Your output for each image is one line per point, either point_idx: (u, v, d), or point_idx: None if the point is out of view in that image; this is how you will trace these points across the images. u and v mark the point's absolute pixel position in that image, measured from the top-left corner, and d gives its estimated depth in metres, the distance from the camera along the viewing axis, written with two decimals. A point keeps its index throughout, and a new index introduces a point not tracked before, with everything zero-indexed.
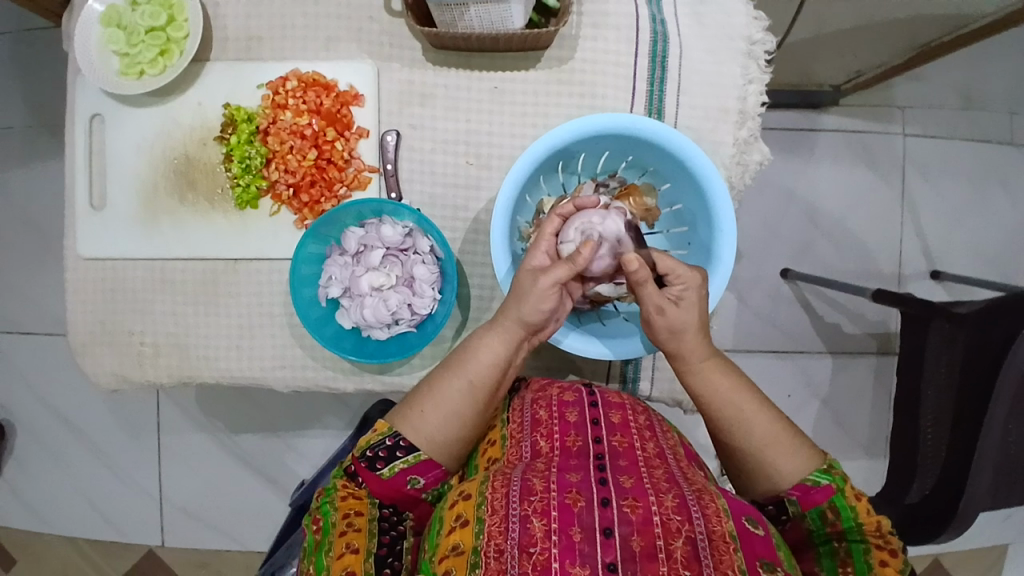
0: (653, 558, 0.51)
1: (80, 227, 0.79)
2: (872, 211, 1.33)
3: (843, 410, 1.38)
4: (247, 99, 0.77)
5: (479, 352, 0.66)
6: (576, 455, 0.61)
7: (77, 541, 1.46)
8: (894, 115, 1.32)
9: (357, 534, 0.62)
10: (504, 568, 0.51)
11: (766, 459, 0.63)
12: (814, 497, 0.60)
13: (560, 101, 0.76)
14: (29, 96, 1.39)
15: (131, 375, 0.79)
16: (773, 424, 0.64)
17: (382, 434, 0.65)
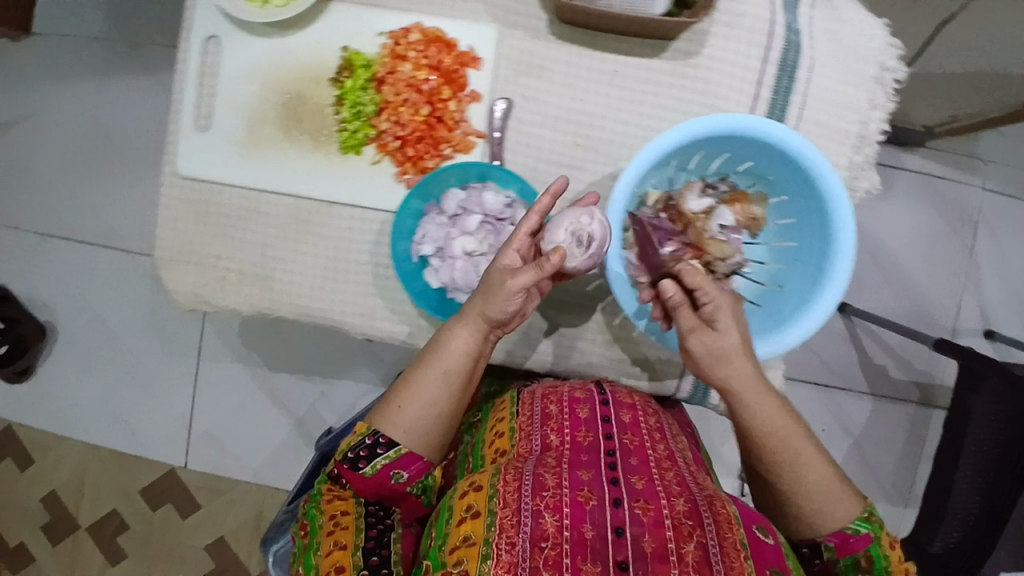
0: (663, 560, 0.55)
1: (182, 146, 0.79)
2: (940, 261, 1.30)
3: (875, 451, 1.37)
4: (364, 44, 0.76)
5: (449, 345, 0.69)
6: (587, 450, 0.64)
7: (100, 451, 1.45)
8: (975, 167, 1.29)
9: (344, 531, 0.67)
10: (516, 560, 0.55)
11: (811, 505, 0.64)
12: (853, 546, 0.63)
13: (678, 95, 0.74)
14: None
15: (211, 297, 0.81)
16: (818, 463, 0.64)
17: (361, 434, 0.68)
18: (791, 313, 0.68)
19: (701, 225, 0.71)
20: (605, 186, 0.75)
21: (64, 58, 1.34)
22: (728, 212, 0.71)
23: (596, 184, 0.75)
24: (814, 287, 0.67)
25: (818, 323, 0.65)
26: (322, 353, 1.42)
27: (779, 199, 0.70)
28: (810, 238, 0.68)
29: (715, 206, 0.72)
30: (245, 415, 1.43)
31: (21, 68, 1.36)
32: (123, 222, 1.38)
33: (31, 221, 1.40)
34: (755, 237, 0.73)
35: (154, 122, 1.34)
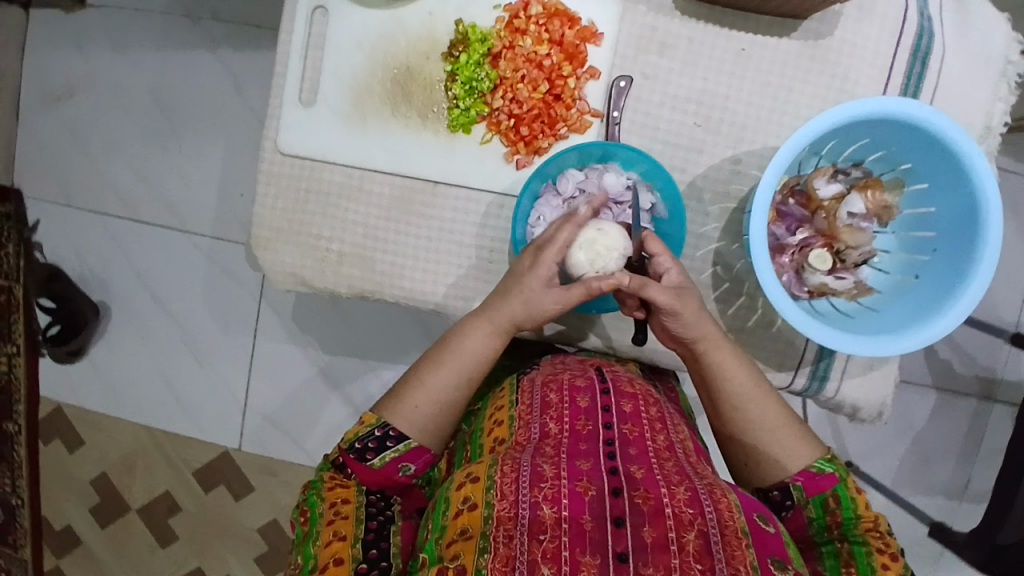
0: (665, 549, 0.51)
1: (285, 119, 0.77)
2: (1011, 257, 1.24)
3: (947, 455, 1.29)
4: (481, 19, 0.74)
5: (468, 344, 0.70)
6: (586, 438, 0.60)
7: (153, 429, 1.38)
8: None
9: (345, 521, 0.62)
10: (513, 554, 0.51)
11: (779, 450, 0.66)
12: (817, 483, 0.64)
13: (807, 77, 0.73)
14: None
15: (311, 279, 0.78)
16: (780, 414, 0.68)
17: (369, 425, 0.67)
18: (929, 305, 0.66)
19: (831, 211, 0.70)
20: (724, 169, 0.74)
21: (126, 28, 1.32)
22: (859, 199, 0.70)
23: (714, 167, 0.74)
24: (957, 281, 0.64)
25: (961, 318, 0.63)
26: (382, 339, 1.32)
27: (916, 187, 0.69)
28: (948, 231, 0.67)
29: (846, 192, 0.70)
30: (300, 401, 1.34)
31: (82, 38, 1.33)
32: (181, 196, 1.33)
33: (84, 193, 1.36)
34: (885, 226, 0.71)
35: (216, 95, 1.30)
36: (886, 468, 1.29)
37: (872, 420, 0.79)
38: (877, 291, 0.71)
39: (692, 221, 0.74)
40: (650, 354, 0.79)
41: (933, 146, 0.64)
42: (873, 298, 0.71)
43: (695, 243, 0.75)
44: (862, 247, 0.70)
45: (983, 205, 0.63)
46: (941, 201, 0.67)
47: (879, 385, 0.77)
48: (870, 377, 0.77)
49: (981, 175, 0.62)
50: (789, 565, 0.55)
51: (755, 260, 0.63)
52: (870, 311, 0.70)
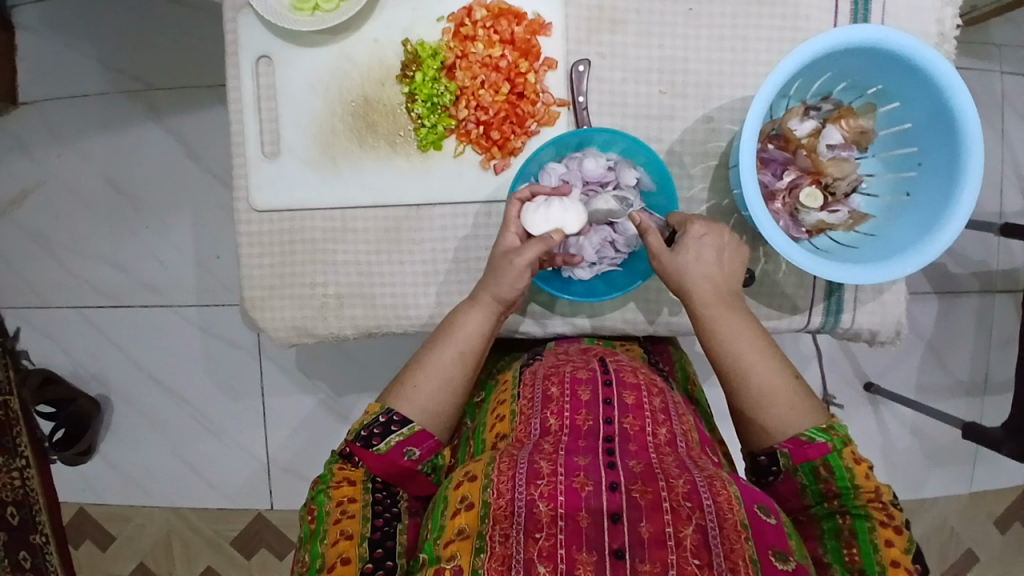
0: (662, 545, 0.52)
1: (253, 176, 0.75)
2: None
3: (960, 356, 1.31)
4: (426, 34, 0.73)
5: (463, 324, 0.70)
6: (586, 435, 0.60)
7: (182, 510, 1.35)
8: (993, 52, 1.23)
9: (351, 520, 0.63)
10: (511, 552, 0.52)
11: (772, 414, 0.65)
12: (805, 452, 0.63)
13: (760, 23, 0.73)
14: (81, 46, 1.26)
15: (314, 328, 0.77)
16: (778, 376, 0.66)
17: (375, 412, 0.66)
18: (926, 220, 0.67)
19: (811, 147, 0.70)
20: (699, 130, 0.74)
21: (62, 117, 1.28)
22: (835, 130, 0.70)
23: (689, 130, 0.74)
24: (948, 193, 0.65)
25: (958, 229, 0.64)
26: (388, 368, 1.31)
27: (890, 107, 0.69)
28: (931, 148, 0.67)
29: (821, 126, 0.70)
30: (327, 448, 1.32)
31: (20, 136, 1.29)
32: (157, 274, 1.30)
33: (58, 293, 1.32)
34: (866, 151, 0.72)
35: (170, 166, 1.27)
36: (908, 381, 1.31)
37: (891, 342, 0.80)
38: (872, 217, 0.72)
39: (678, 188, 0.74)
40: (666, 326, 0.80)
41: (902, 67, 0.65)
42: (870, 225, 0.72)
43: (686, 209, 0.75)
44: (850, 177, 0.69)
45: (962, 125, 0.63)
46: (918, 119, 0.67)
47: (893, 307, 0.77)
48: (883, 302, 0.77)
49: (957, 88, 0.62)
50: (790, 556, 0.55)
51: (753, 215, 0.63)
52: (869, 237, 0.71)
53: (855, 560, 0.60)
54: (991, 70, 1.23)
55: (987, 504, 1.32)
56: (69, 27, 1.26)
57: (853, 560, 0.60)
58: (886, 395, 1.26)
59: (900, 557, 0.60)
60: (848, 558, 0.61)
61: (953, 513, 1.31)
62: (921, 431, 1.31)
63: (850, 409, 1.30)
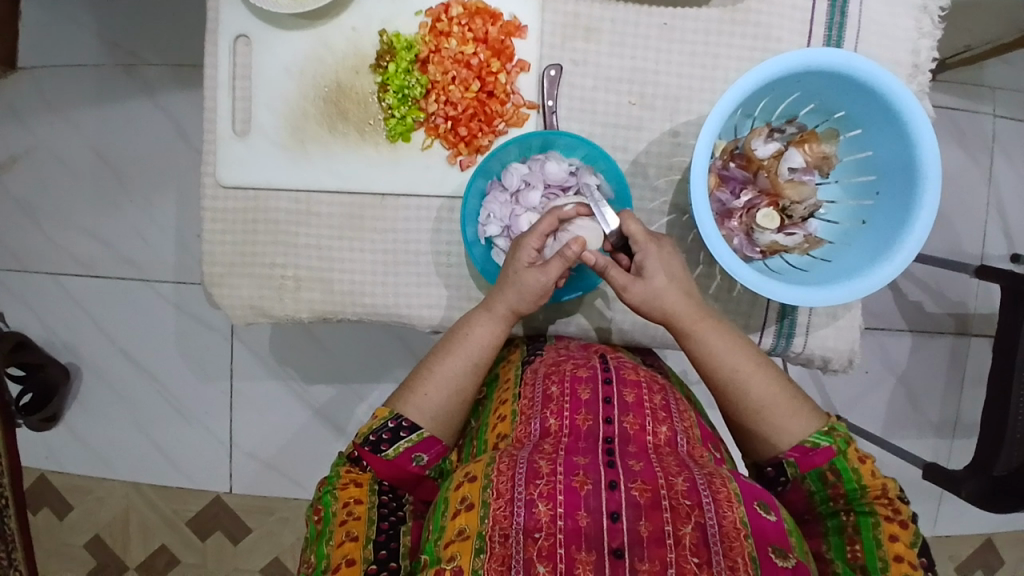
0: (661, 543, 0.52)
1: (222, 153, 0.76)
2: (956, 197, 1.25)
3: (931, 395, 1.31)
4: (403, 27, 0.74)
5: (474, 333, 0.70)
6: (586, 437, 0.61)
7: (141, 486, 1.35)
8: (984, 95, 1.24)
9: (357, 522, 0.62)
10: (510, 552, 0.52)
11: (769, 423, 0.66)
12: (812, 459, 0.64)
13: (732, 41, 0.74)
14: (81, 17, 1.28)
15: (270, 308, 0.77)
16: (773, 386, 0.67)
17: (383, 417, 0.67)
18: (880, 246, 0.67)
19: (772, 168, 0.70)
20: (665, 143, 0.75)
21: (56, 86, 1.29)
22: (797, 153, 0.71)
23: (655, 142, 0.75)
24: (903, 222, 0.66)
25: (909, 257, 0.64)
26: (359, 359, 1.31)
27: (852, 134, 0.70)
28: (891, 175, 0.68)
29: (784, 148, 0.71)
30: (291, 435, 1.32)
31: (13, 101, 1.30)
32: (137, 248, 1.31)
33: (37, 259, 1.33)
34: (827, 176, 0.73)
35: (158, 141, 1.28)
36: (877, 417, 1.31)
37: (844, 370, 0.80)
38: (827, 242, 0.72)
39: (641, 199, 0.75)
40: (621, 334, 0.80)
41: (863, 93, 0.65)
42: (825, 249, 0.72)
43: (647, 221, 0.75)
44: (806, 201, 0.70)
45: (920, 154, 0.64)
46: (879, 146, 0.68)
47: (846, 335, 0.78)
48: (838, 328, 0.78)
49: (915, 116, 0.63)
50: (789, 553, 0.56)
51: (701, 227, 0.63)
52: (823, 261, 0.71)
53: (858, 556, 0.61)
54: (978, 112, 1.24)
55: (947, 547, 1.31)
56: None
57: (856, 556, 0.61)
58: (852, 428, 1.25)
59: (905, 552, 0.60)
60: (851, 555, 0.61)
61: None
62: (887, 467, 1.30)
63: None
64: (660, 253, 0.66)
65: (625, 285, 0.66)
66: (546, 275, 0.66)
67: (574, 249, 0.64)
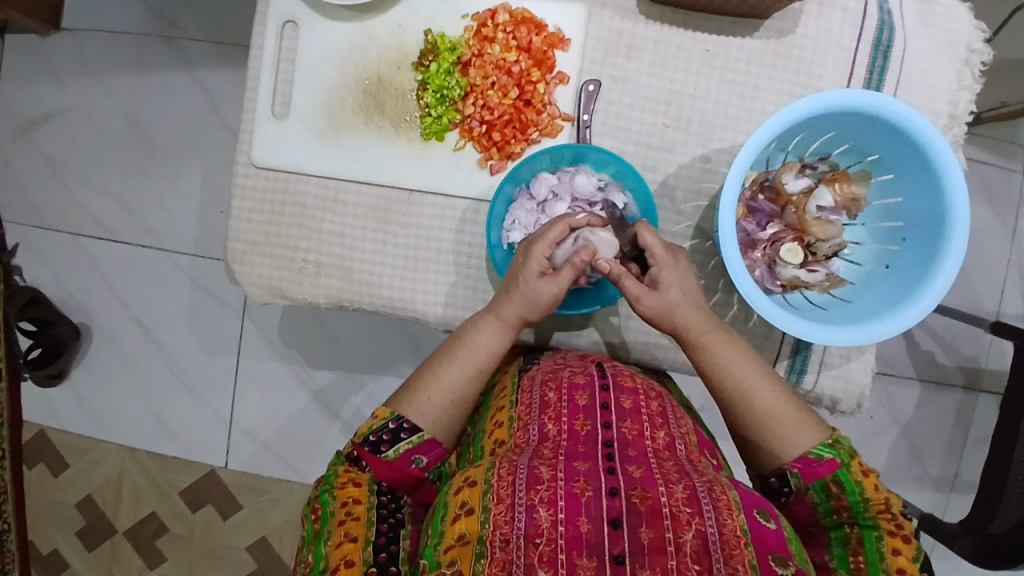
0: (662, 550, 0.52)
1: (258, 133, 0.77)
2: (979, 251, 1.24)
3: (934, 446, 1.30)
4: (448, 29, 0.75)
5: (481, 341, 0.71)
6: (585, 441, 0.60)
7: (138, 452, 1.36)
8: (1017, 153, 1.23)
9: (357, 522, 0.62)
10: (511, 558, 0.52)
11: (773, 434, 0.66)
12: (816, 470, 0.63)
13: (773, 74, 0.74)
14: None
15: (288, 290, 0.78)
16: (779, 396, 0.67)
17: (384, 418, 0.67)
18: (901, 292, 0.67)
19: (800, 205, 0.70)
20: (695, 168, 0.75)
21: (100, 52, 1.32)
22: (827, 192, 0.70)
23: (686, 166, 0.75)
24: (928, 269, 0.65)
25: (931, 304, 0.64)
26: (364, 350, 1.31)
27: (884, 178, 0.70)
28: (920, 220, 0.67)
29: (814, 185, 0.71)
30: (289, 417, 1.33)
31: (57, 62, 1.33)
32: (160, 218, 1.33)
33: (62, 218, 1.35)
34: (854, 217, 0.73)
35: (193, 115, 1.30)
36: (878, 463, 1.29)
37: (853, 412, 0.80)
38: (849, 282, 0.72)
39: (666, 220, 0.75)
40: (631, 352, 0.80)
41: (899, 139, 0.65)
42: (846, 289, 0.72)
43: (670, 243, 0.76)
44: (832, 240, 0.70)
45: (950, 205, 0.64)
46: (910, 191, 0.68)
47: (857, 377, 0.77)
48: (851, 370, 0.77)
49: (949, 168, 0.63)
50: (789, 562, 0.55)
51: (724, 253, 0.63)
52: (842, 302, 0.71)
53: (861, 568, 0.60)
54: (1009, 169, 1.23)
55: None
56: None
57: (859, 568, 0.60)
58: None
59: (908, 566, 0.59)
60: (854, 566, 0.61)
61: None
62: None
63: None
64: (674, 268, 0.66)
65: (636, 297, 0.65)
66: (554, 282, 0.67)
67: (582, 258, 0.64)
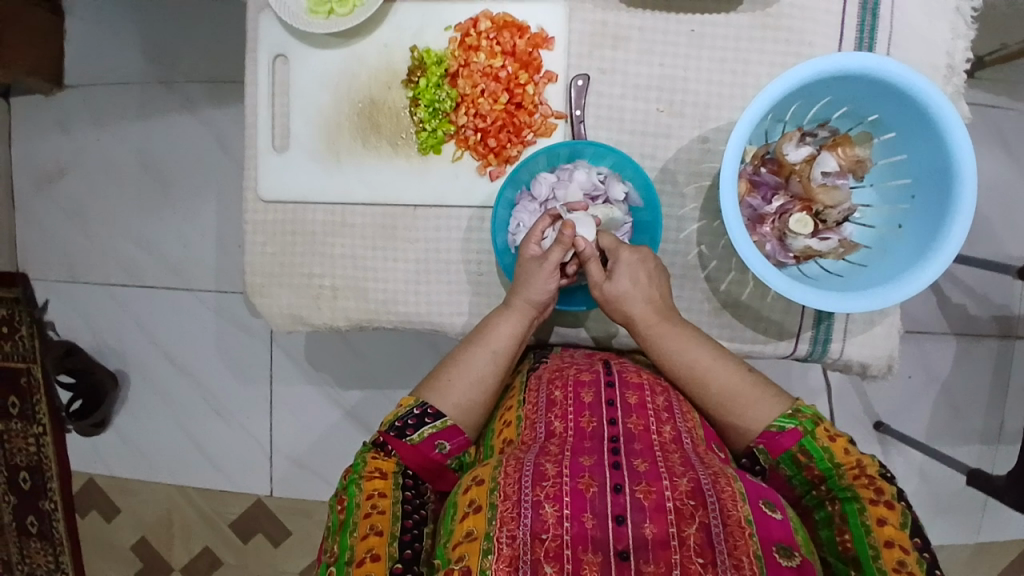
0: (665, 545, 0.53)
1: (263, 168, 0.79)
2: (998, 197, 1.21)
3: (976, 399, 1.26)
4: (433, 42, 0.76)
5: (497, 326, 0.71)
6: (590, 436, 0.60)
7: (185, 488, 1.39)
8: None
9: (382, 516, 0.61)
10: (517, 554, 0.52)
11: (733, 413, 0.67)
12: (780, 442, 0.64)
13: (763, 47, 0.74)
14: (124, 40, 1.34)
15: (308, 316, 0.80)
16: (739, 375, 0.68)
17: (408, 405, 0.68)
18: (918, 251, 0.66)
19: (804, 174, 0.69)
20: (694, 150, 0.75)
21: (104, 104, 1.36)
22: (831, 157, 0.70)
23: (684, 149, 0.75)
24: (940, 223, 0.64)
25: (942, 265, 0.63)
26: (388, 365, 1.33)
27: (886, 137, 0.69)
28: (924, 178, 0.67)
29: (816, 153, 0.70)
30: (324, 437, 1.35)
31: (66, 120, 1.37)
32: (180, 258, 1.36)
33: (87, 267, 1.39)
34: (861, 180, 0.72)
35: (199, 156, 1.33)
36: (921, 422, 1.26)
37: (884, 376, 0.78)
38: (864, 247, 0.71)
39: (671, 206, 0.75)
40: None
41: (899, 99, 0.64)
42: (862, 254, 0.71)
43: (677, 227, 0.75)
44: (840, 206, 0.69)
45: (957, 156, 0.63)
46: (912, 149, 0.67)
47: (884, 341, 0.76)
48: (876, 335, 0.76)
49: (951, 122, 0.62)
50: (796, 552, 0.55)
51: (733, 236, 0.63)
52: (859, 267, 0.70)
53: (849, 547, 0.58)
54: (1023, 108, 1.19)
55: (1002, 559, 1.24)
56: (115, 20, 1.33)
57: (847, 547, 0.59)
58: (896, 433, 1.22)
59: (896, 534, 0.57)
60: (844, 547, 0.59)
61: (960, 562, 1.24)
62: (933, 476, 1.24)
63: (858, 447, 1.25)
64: (631, 260, 0.69)
65: (600, 281, 0.70)
66: (545, 260, 0.69)
67: (568, 234, 0.68)
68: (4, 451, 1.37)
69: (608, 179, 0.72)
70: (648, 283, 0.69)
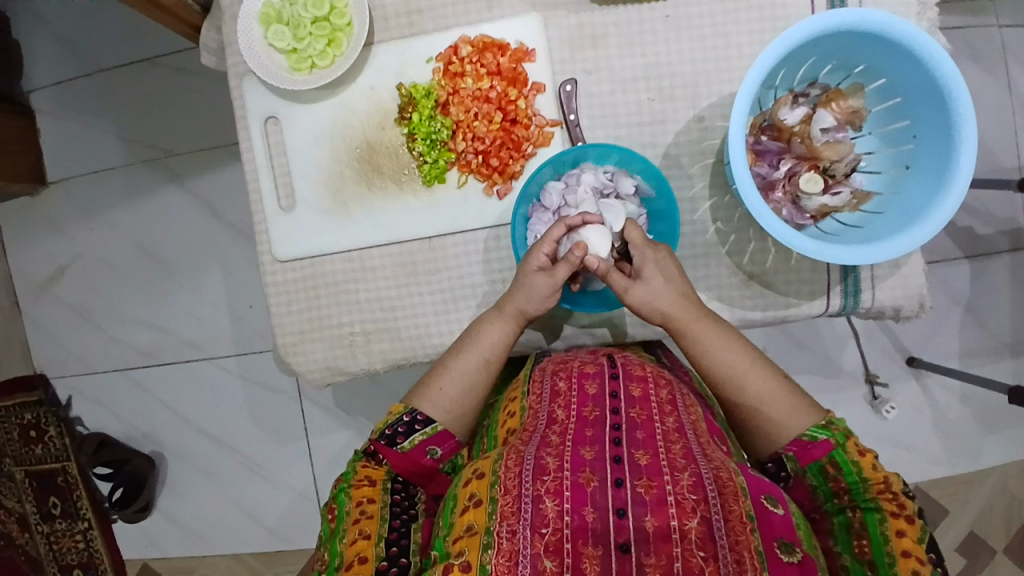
0: (667, 538, 0.52)
1: (273, 231, 0.80)
2: (983, 116, 1.22)
3: (1002, 315, 1.27)
4: (417, 76, 0.77)
5: (489, 332, 0.72)
6: (592, 424, 0.60)
7: (243, 556, 1.37)
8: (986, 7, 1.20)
9: (369, 520, 0.63)
10: (517, 547, 0.52)
11: (768, 416, 0.66)
12: (811, 452, 0.63)
13: (739, 17, 0.74)
14: (98, 130, 1.34)
15: (345, 365, 0.80)
16: (770, 381, 0.68)
17: (398, 412, 0.69)
18: (930, 188, 0.67)
19: (805, 134, 0.70)
20: (693, 130, 0.76)
21: (92, 196, 1.36)
22: (827, 114, 0.70)
23: (683, 131, 0.76)
24: (947, 156, 0.66)
25: (958, 198, 0.64)
26: None
27: (877, 83, 0.70)
28: (924, 117, 0.68)
29: (812, 112, 0.71)
30: None
31: (57, 218, 1.37)
32: (195, 331, 1.36)
33: (103, 357, 1.39)
34: (860, 129, 0.73)
35: (195, 227, 1.34)
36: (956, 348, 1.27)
37: (918, 314, 0.79)
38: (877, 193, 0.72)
39: (680, 189, 0.76)
40: None
41: (882, 44, 0.65)
42: (876, 201, 0.72)
43: (691, 208, 0.76)
44: (846, 158, 0.70)
45: (950, 90, 0.64)
46: (906, 91, 0.68)
47: (915, 278, 0.77)
48: (905, 274, 0.77)
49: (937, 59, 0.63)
50: (797, 548, 0.55)
51: (751, 207, 0.64)
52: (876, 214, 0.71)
53: (865, 552, 0.59)
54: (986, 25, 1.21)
55: None
56: (86, 112, 1.34)
57: (864, 551, 0.59)
58: (931, 365, 1.22)
59: (914, 549, 0.58)
60: (859, 550, 0.60)
61: None
62: (978, 398, 1.25)
63: (897, 386, 1.26)
64: (657, 257, 0.70)
65: (625, 288, 0.69)
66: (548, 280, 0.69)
67: (576, 255, 0.67)
68: (55, 551, 1.39)
69: (616, 174, 0.74)
70: (679, 280, 0.70)
